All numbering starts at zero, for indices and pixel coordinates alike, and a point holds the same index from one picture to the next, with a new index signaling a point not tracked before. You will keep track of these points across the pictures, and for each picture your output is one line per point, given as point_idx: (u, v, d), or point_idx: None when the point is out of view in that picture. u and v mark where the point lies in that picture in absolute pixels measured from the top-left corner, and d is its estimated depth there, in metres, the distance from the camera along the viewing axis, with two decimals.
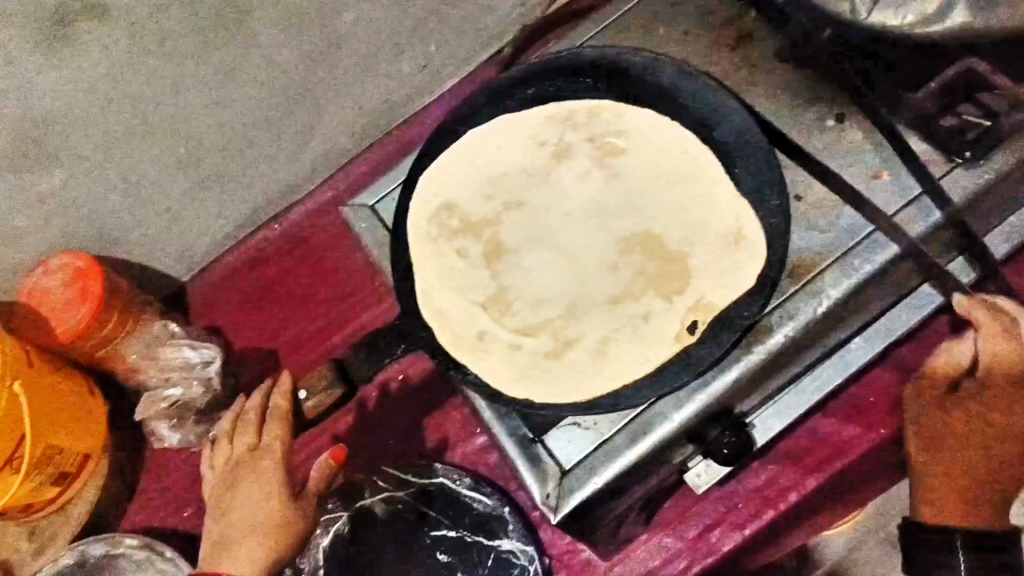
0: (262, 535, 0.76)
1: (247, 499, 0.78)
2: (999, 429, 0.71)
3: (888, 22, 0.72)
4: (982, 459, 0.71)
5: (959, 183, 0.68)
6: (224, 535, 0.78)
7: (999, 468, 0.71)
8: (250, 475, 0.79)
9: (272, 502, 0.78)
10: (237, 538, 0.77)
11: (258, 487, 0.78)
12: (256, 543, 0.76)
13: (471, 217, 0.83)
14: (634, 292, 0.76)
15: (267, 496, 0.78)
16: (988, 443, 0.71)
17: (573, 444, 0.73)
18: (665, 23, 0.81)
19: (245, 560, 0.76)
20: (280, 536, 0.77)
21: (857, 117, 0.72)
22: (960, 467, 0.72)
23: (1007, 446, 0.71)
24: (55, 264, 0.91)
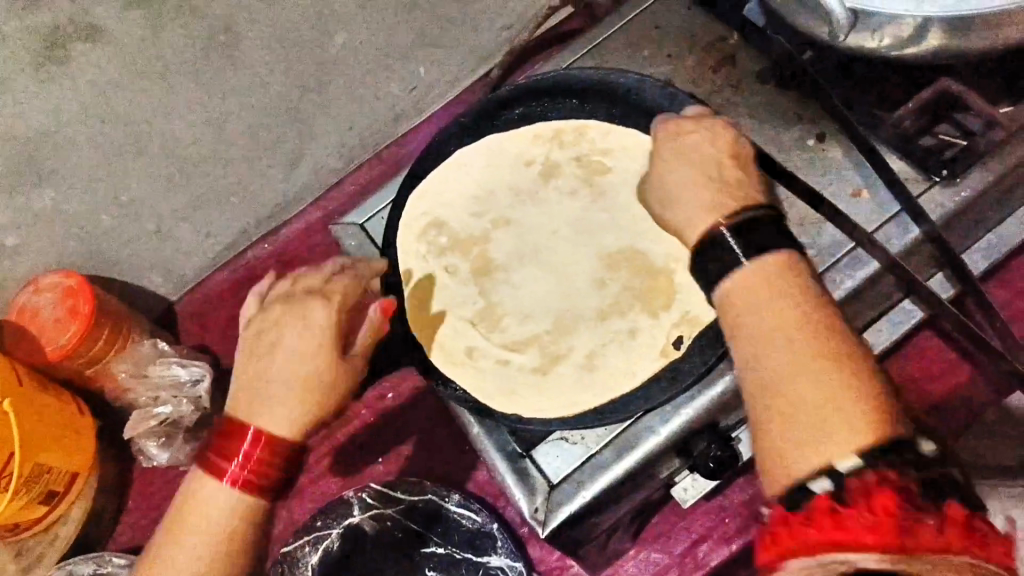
0: (301, 398, 0.63)
1: (288, 353, 0.64)
2: (680, 157, 0.61)
3: (865, 44, 0.67)
4: (707, 169, 0.59)
5: (936, 201, 0.71)
6: (259, 378, 0.64)
7: (721, 174, 0.59)
8: (297, 322, 0.65)
9: (318, 361, 0.63)
10: (275, 385, 0.63)
11: (305, 338, 0.64)
12: (292, 402, 0.63)
13: (459, 234, 0.83)
14: (621, 307, 0.77)
15: (314, 346, 0.64)
16: (686, 160, 0.60)
17: (560, 458, 0.75)
18: (652, 45, 0.84)
19: (279, 416, 0.63)
20: (320, 402, 0.63)
21: (837, 136, 0.76)
22: (693, 178, 0.59)
23: (710, 150, 0.60)
24: (46, 283, 0.92)
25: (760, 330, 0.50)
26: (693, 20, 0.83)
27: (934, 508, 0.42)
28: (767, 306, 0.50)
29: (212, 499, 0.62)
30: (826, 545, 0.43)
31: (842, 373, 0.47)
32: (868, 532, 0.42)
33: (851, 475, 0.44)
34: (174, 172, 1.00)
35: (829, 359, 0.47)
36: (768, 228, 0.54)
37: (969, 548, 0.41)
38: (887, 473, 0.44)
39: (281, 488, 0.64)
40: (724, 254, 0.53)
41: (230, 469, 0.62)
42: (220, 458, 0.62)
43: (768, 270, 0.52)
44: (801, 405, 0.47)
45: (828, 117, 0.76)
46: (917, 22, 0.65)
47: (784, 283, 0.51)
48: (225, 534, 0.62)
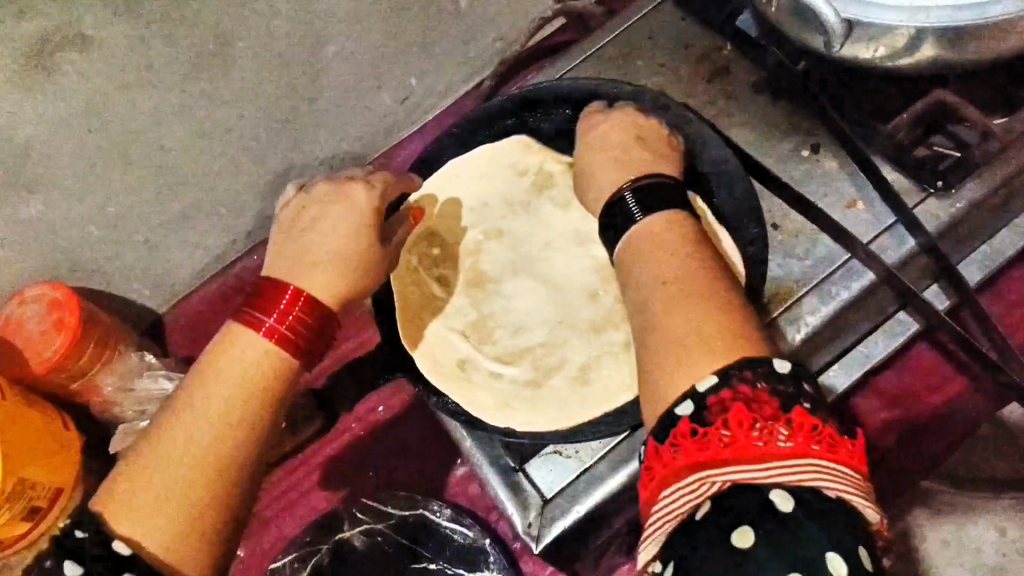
0: (339, 267, 0.65)
1: (328, 226, 0.66)
2: (592, 145, 0.67)
3: (860, 54, 0.67)
4: (612, 151, 0.65)
5: (932, 212, 0.71)
6: (296, 255, 0.66)
7: (627, 153, 0.64)
8: (340, 202, 0.68)
9: (359, 234, 0.66)
10: (314, 258, 0.65)
11: (351, 210, 0.67)
12: (333, 266, 0.65)
13: (450, 246, 0.82)
14: (614, 320, 0.77)
15: (355, 225, 0.67)
16: (595, 144, 0.67)
17: (553, 472, 0.74)
18: (644, 55, 0.84)
19: (320, 280, 0.64)
20: (356, 274, 0.66)
21: (831, 146, 0.75)
22: (600, 161, 0.65)
23: (619, 133, 0.66)
24: (32, 294, 0.90)
25: (642, 279, 0.54)
26: (685, 31, 0.83)
27: (783, 414, 0.46)
28: (647, 258, 0.55)
29: (246, 352, 0.59)
30: (691, 467, 0.46)
31: (711, 300, 0.50)
32: (726, 448, 0.45)
33: (708, 393, 0.47)
34: (163, 183, 0.99)
35: (699, 291, 0.51)
36: (662, 192, 0.58)
37: (812, 451, 0.44)
38: (738, 386, 0.46)
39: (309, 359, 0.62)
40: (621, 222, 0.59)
41: (269, 321, 0.60)
42: (259, 309, 0.60)
43: (653, 226, 0.57)
44: (668, 334, 0.50)
45: (823, 128, 0.76)
46: (909, 35, 0.64)
47: (667, 234, 0.56)
48: (245, 396, 0.58)
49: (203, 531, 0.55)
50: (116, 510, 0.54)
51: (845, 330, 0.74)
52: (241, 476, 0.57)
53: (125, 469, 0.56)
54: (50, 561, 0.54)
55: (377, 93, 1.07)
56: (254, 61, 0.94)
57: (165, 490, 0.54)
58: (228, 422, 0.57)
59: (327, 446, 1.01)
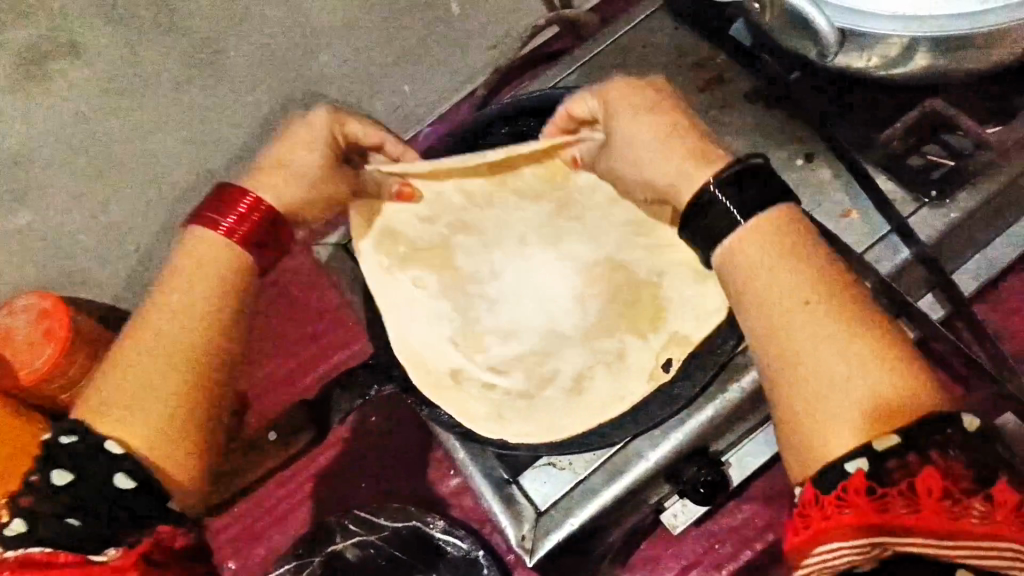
0: (304, 190, 0.70)
1: (288, 147, 0.70)
2: (633, 114, 0.62)
3: (854, 64, 0.66)
4: (658, 122, 0.61)
5: (927, 222, 0.71)
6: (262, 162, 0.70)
7: (678, 127, 0.61)
8: (303, 127, 0.70)
9: (313, 155, 0.69)
10: (271, 169, 0.69)
11: (310, 132, 0.70)
12: (300, 189, 0.69)
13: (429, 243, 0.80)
14: (606, 327, 0.74)
15: (309, 146, 0.69)
16: (638, 116, 0.61)
17: (547, 484, 0.74)
18: (639, 65, 0.84)
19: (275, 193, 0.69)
20: (305, 191, 0.70)
21: (825, 155, 0.75)
22: (656, 135, 0.60)
23: (648, 100, 0.62)
24: (22, 306, 0.92)
25: (770, 296, 0.54)
26: (681, 39, 0.83)
27: (984, 490, 0.44)
28: (771, 273, 0.54)
29: (199, 258, 0.66)
30: (860, 526, 0.45)
31: (870, 345, 0.51)
32: (909, 513, 0.44)
33: (888, 455, 0.45)
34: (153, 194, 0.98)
35: (851, 334, 0.51)
36: (753, 182, 0.56)
37: (1013, 537, 0.43)
38: (932, 454, 0.45)
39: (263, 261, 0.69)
40: (717, 217, 0.56)
41: (227, 222, 0.67)
42: (216, 213, 0.67)
43: (767, 229, 0.55)
44: (824, 376, 0.50)
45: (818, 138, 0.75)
46: (902, 45, 0.63)
47: (789, 251, 0.55)
48: (216, 302, 0.65)
49: (179, 427, 0.60)
50: (98, 416, 0.59)
51: None
52: (220, 378, 0.64)
53: (106, 377, 0.62)
54: (36, 475, 0.55)
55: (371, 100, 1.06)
56: None
57: (147, 382, 0.61)
58: (209, 324, 0.64)
59: (319, 458, 1.01)
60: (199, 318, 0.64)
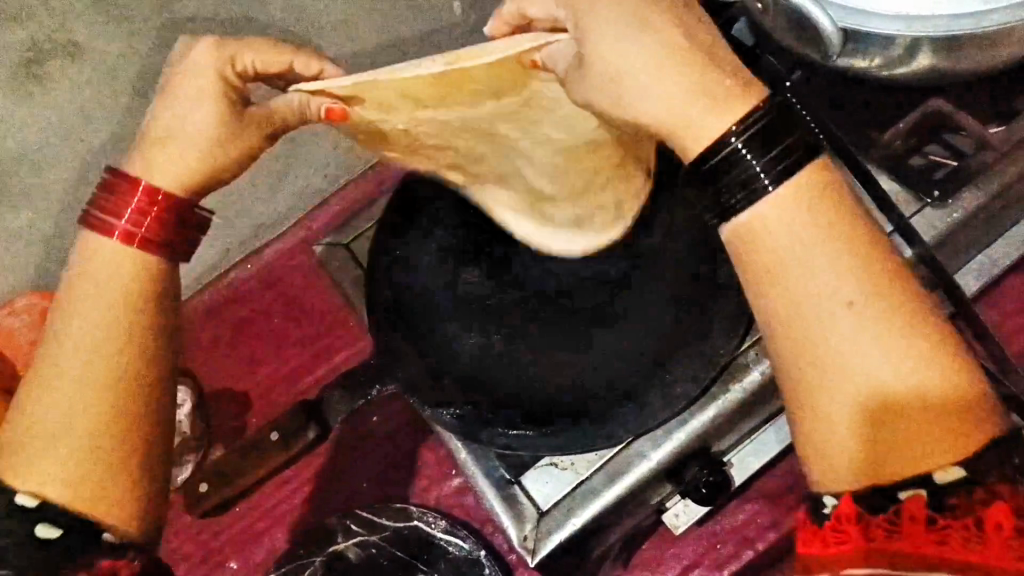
0: (204, 148, 0.62)
1: (185, 93, 0.62)
2: (627, 28, 0.51)
3: (857, 64, 0.66)
4: (652, 39, 0.51)
5: (929, 222, 0.71)
6: (154, 127, 0.63)
7: (685, 52, 0.51)
8: (191, 69, 0.62)
9: (208, 107, 0.62)
10: (163, 132, 0.62)
11: (199, 79, 0.62)
12: (194, 151, 0.62)
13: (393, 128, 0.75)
14: (577, 186, 0.81)
15: (203, 99, 0.62)
16: (636, 35, 0.51)
17: (549, 484, 0.75)
18: None
19: (165, 168, 0.62)
20: (197, 160, 0.62)
21: (827, 156, 0.75)
22: (650, 59, 0.51)
23: (652, 12, 0.51)
24: (23, 305, 0.91)
25: (801, 291, 0.49)
26: None
27: None
28: (803, 257, 0.48)
29: (99, 271, 0.60)
30: (915, 561, 0.43)
31: (916, 344, 0.47)
32: (969, 548, 0.42)
33: (950, 494, 0.44)
34: None
35: (894, 335, 0.48)
36: (782, 132, 0.49)
37: None
38: (996, 488, 0.44)
39: (171, 250, 0.63)
40: (738, 176, 0.49)
41: (122, 222, 0.61)
42: (111, 215, 0.61)
43: (794, 207, 0.49)
44: (856, 378, 0.48)
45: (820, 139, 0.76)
46: (904, 45, 0.63)
47: (825, 223, 0.49)
48: (123, 320, 0.60)
49: (110, 463, 0.57)
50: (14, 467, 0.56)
51: None
52: (151, 394, 0.60)
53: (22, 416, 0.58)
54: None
55: None
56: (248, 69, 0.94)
57: (66, 420, 0.57)
58: (123, 342, 0.59)
59: (319, 458, 1.00)
60: (106, 342, 0.59)
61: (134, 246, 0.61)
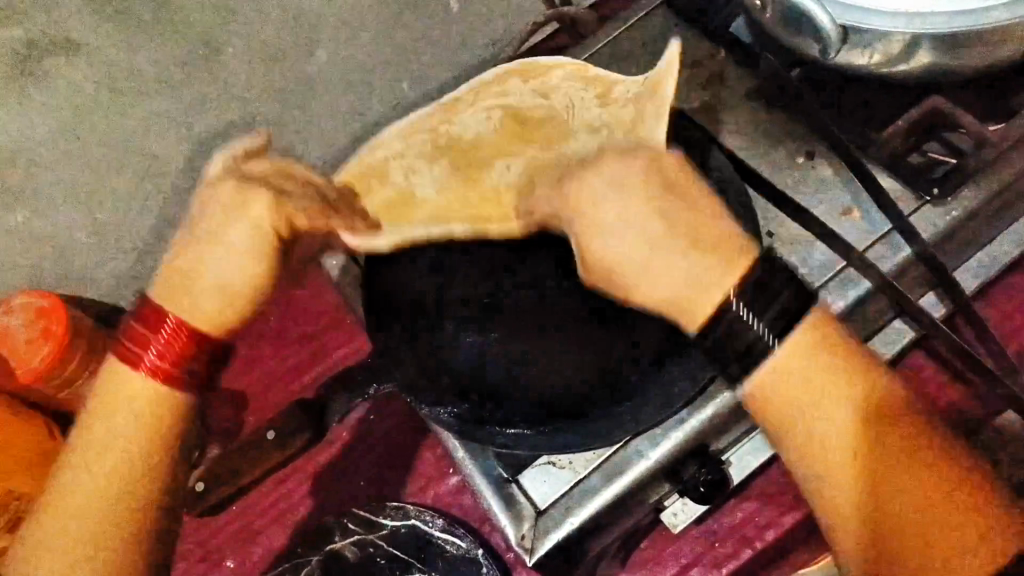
0: (224, 301, 0.62)
1: (228, 244, 0.62)
2: (608, 203, 0.57)
3: (857, 61, 0.66)
4: (632, 226, 0.56)
5: (927, 220, 0.70)
6: (188, 262, 0.62)
7: (664, 217, 0.55)
8: (242, 214, 0.63)
9: (252, 264, 0.62)
10: (198, 275, 0.62)
11: (250, 232, 0.62)
12: (223, 298, 0.62)
13: (397, 164, 0.79)
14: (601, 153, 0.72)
15: (244, 255, 0.62)
16: (616, 216, 0.56)
17: (547, 483, 0.74)
18: (638, 62, 0.83)
19: (201, 307, 0.61)
20: (237, 304, 0.62)
21: (825, 153, 0.75)
22: (635, 241, 0.55)
23: (634, 200, 0.56)
24: (18, 304, 0.89)
25: (816, 435, 0.53)
26: (681, 36, 0.83)
27: None
28: (824, 411, 0.52)
29: (121, 392, 0.61)
30: None
31: (916, 466, 0.53)
32: None
33: None
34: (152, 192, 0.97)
35: (899, 463, 0.53)
36: (772, 287, 0.53)
37: None
38: None
39: (200, 380, 0.63)
40: (748, 340, 0.53)
41: (150, 356, 0.61)
42: (138, 343, 0.61)
43: (797, 357, 0.53)
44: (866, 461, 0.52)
45: (818, 136, 0.75)
46: (904, 42, 0.63)
47: (824, 369, 0.53)
48: (147, 448, 0.60)
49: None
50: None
51: None
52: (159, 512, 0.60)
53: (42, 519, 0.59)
54: None
55: None
56: None
57: (79, 529, 0.58)
58: (144, 469, 0.60)
59: (318, 457, 1.00)
60: (124, 466, 0.59)
61: (160, 381, 0.60)
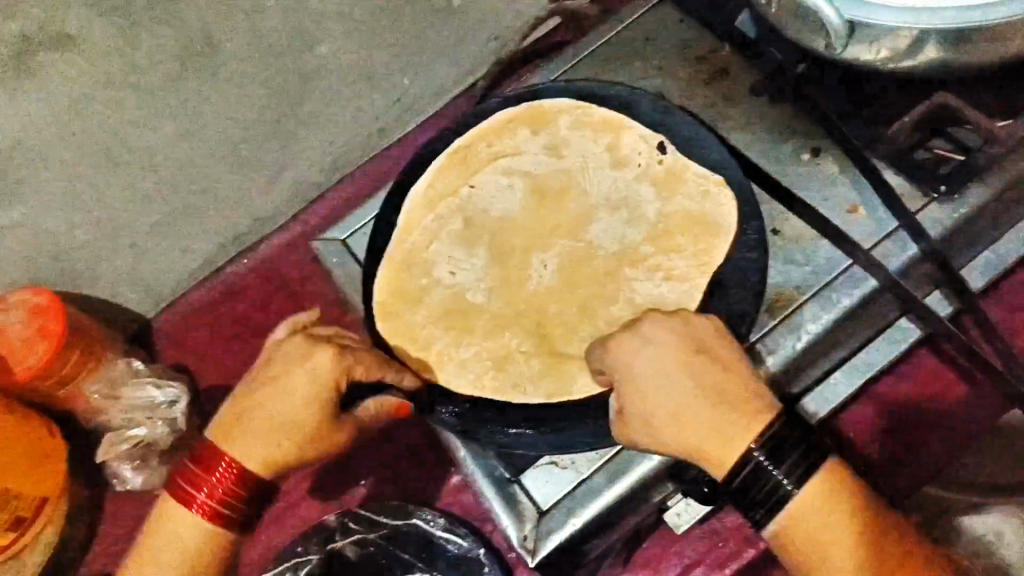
0: (285, 434, 0.67)
1: (293, 384, 0.67)
2: (656, 352, 0.62)
3: (863, 57, 0.65)
4: (685, 383, 0.61)
5: (935, 219, 0.69)
6: (245, 411, 0.68)
7: (703, 394, 0.60)
8: (311, 360, 0.68)
9: (307, 408, 0.67)
10: (259, 426, 0.67)
11: (307, 382, 0.67)
12: (277, 442, 0.67)
13: (437, 252, 0.77)
14: (629, 196, 0.74)
15: (306, 400, 0.67)
16: (659, 356, 0.62)
17: (549, 483, 0.73)
18: (642, 57, 0.82)
19: (255, 452, 0.66)
20: (296, 445, 0.67)
21: (832, 150, 0.74)
22: (673, 410, 0.60)
23: (676, 354, 0.62)
24: (14, 302, 0.87)
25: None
26: (686, 32, 0.82)
27: None
28: (837, 560, 0.56)
29: (179, 527, 0.66)
30: None
31: None
32: None
33: None
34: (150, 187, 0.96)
35: None
36: (790, 435, 0.57)
37: None
38: None
39: (248, 519, 0.67)
40: (765, 488, 0.57)
41: (199, 495, 0.65)
42: (191, 483, 0.65)
43: (814, 504, 0.57)
44: None
45: (824, 132, 0.74)
46: (912, 37, 0.62)
47: (840, 521, 0.56)
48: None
49: None
50: None
51: (845, 340, 0.74)
52: None
53: None
54: None
55: (370, 93, 1.04)
56: (244, 63, 0.93)
57: None
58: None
59: None
60: None
61: (209, 520, 0.65)
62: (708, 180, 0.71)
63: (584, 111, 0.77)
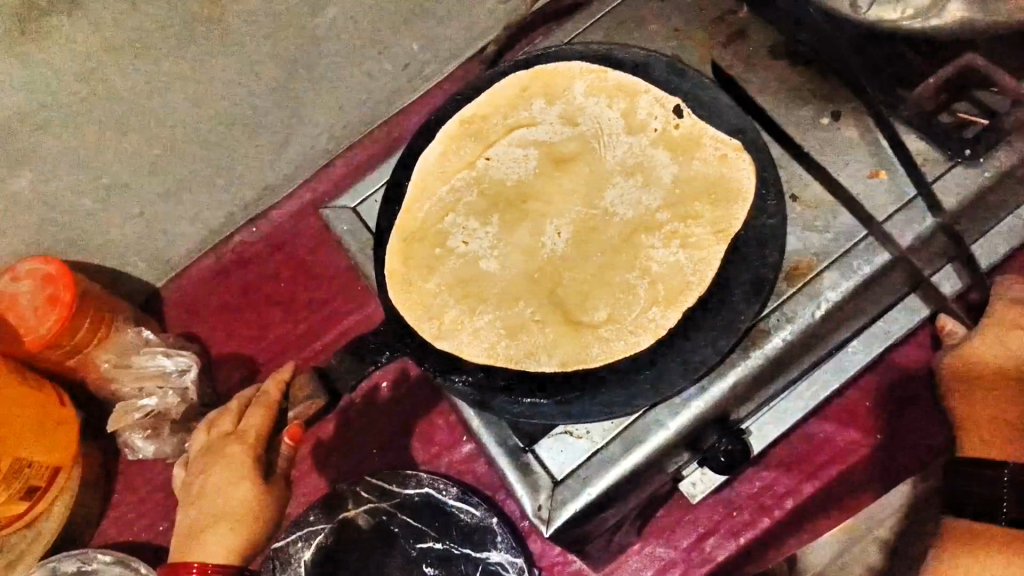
0: (234, 523, 0.78)
1: (219, 484, 0.78)
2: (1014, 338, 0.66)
3: (887, 16, 0.69)
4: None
5: (959, 182, 0.68)
6: (197, 521, 0.79)
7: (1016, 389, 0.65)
8: (221, 463, 0.78)
9: (247, 493, 0.78)
10: (210, 524, 0.78)
11: (235, 472, 0.78)
12: (237, 534, 0.78)
13: (453, 224, 0.75)
14: (645, 163, 0.72)
15: (239, 485, 0.78)
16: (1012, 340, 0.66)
17: (565, 453, 0.72)
18: (658, 19, 0.80)
19: (218, 546, 0.77)
20: (249, 525, 0.78)
21: (852, 115, 0.72)
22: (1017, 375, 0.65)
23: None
24: (25, 270, 0.88)
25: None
26: None
27: None
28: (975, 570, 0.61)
29: None
30: None
31: None
32: None
33: None
34: (158, 156, 0.94)
35: None
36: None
37: None
38: None
39: None
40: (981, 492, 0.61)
41: None
42: None
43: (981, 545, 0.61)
44: None
45: (843, 94, 0.72)
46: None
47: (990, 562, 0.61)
48: None
49: None
50: None
51: (864, 311, 0.74)
52: None
53: None
54: None
55: (378, 60, 1.02)
56: None
57: None
58: None
59: (330, 424, 1.00)
60: None
61: None
62: (724, 144, 0.69)
63: (598, 75, 0.75)
